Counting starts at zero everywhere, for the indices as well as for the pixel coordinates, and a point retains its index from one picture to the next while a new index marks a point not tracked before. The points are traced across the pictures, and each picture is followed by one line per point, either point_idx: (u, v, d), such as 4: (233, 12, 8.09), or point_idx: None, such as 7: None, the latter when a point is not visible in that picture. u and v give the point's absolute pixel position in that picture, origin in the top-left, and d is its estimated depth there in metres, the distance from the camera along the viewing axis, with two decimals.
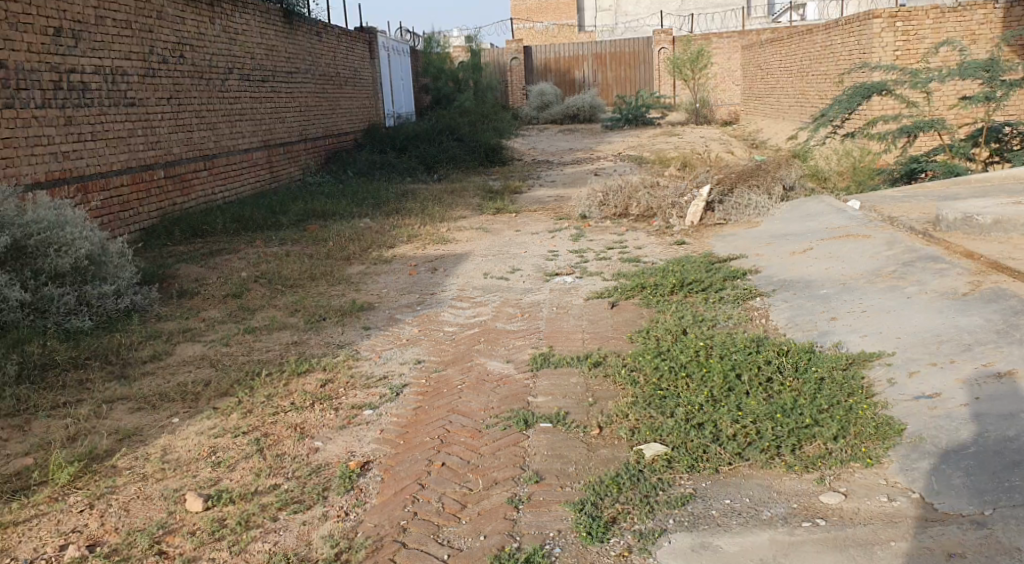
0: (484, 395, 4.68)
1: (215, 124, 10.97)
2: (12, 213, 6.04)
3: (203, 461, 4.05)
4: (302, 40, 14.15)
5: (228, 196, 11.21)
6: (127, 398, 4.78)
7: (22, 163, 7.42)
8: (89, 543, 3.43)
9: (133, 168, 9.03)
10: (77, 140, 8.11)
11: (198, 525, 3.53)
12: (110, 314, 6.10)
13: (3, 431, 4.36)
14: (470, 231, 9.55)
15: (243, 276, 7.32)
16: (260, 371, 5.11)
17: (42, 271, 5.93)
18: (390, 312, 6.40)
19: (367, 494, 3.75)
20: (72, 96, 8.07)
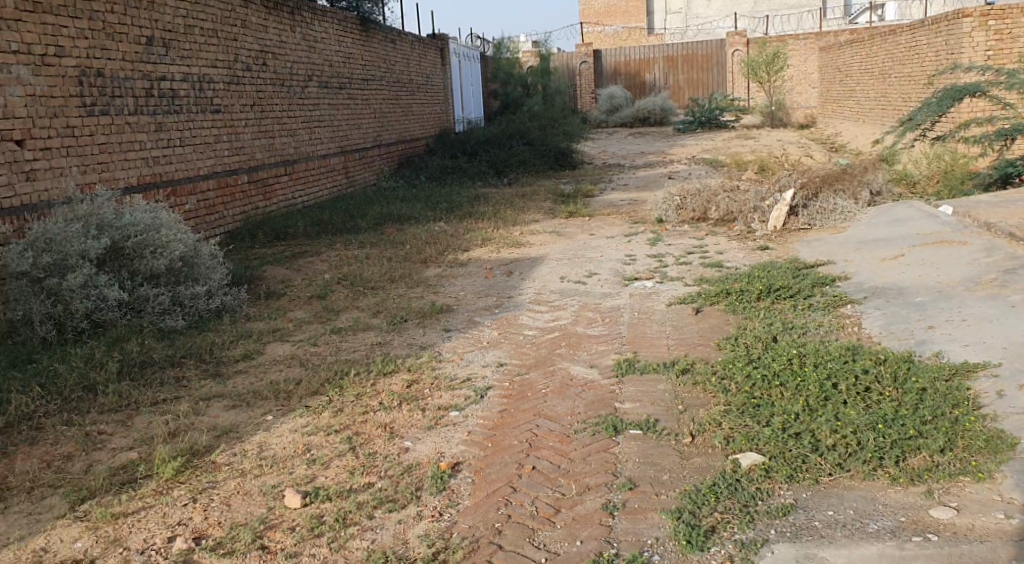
0: (570, 400, 4.68)
1: (295, 130, 11.22)
2: (111, 216, 6.26)
3: (298, 459, 4.13)
4: (377, 47, 14.36)
5: (307, 201, 11.49)
6: (222, 396, 4.90)
7: (118, 168, 7.68)
8: (195, 535, 3.53)
9: (219, 172, 9.31)
10: (166, 145, 8.37)
11: (297, 521, 3.60)
12: (202, 314, 6.27)
13: (108, 426, 4.52)
14: (545, 235, 9.56)
15: (325, 278, 7.47)
16: (348, 371, 5.20)
17: (139, 273, 6.13)
18: (469, 314, 6.44)
19: (460, 495, 3.77)
20: (163, 103, 8.34)
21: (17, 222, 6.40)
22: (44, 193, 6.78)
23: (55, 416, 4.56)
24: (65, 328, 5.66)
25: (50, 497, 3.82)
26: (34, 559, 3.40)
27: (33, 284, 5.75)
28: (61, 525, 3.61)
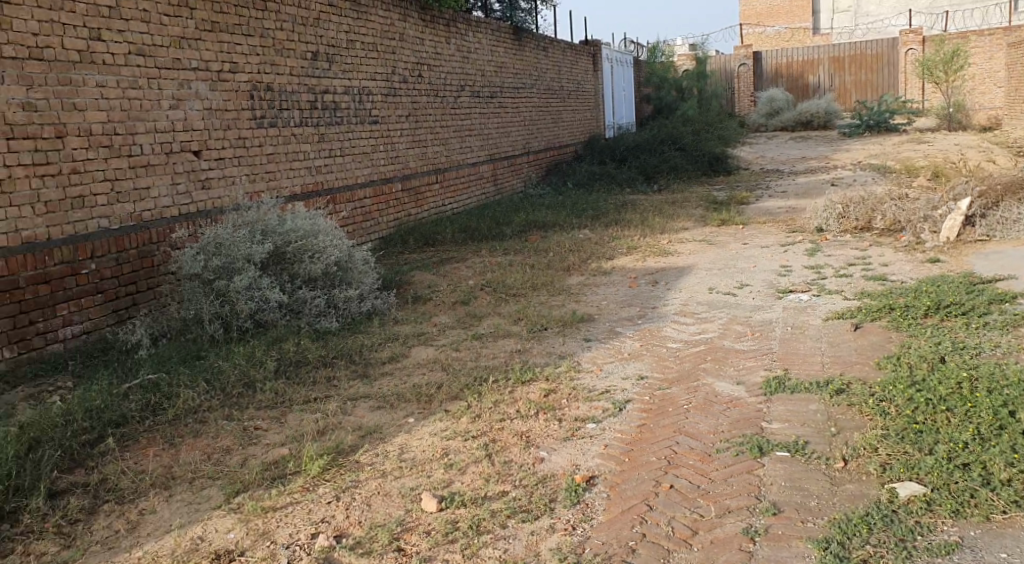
0: (713, 417, 4.49)
1: (448, 139, 11.51)
2: (274, 223, 6.59)
3: (435, 462, 4.19)
4: (529, 55, 14.50)
5: (457, 208, 11.77)
6: (369, 397, 5.06)
7: (283, 177, 8.14)
8: (336, 533, 3.65)
9: (376, 180, 9.70)
10: (328, 155, 8.80)
11: (433, 525, 3.64)
12: (354, 316, 6.52)
13: (264, 421, 4.75)
14: (694, 243, 9.29)
15: (470, 284, 7.59)
16: (487, 377, 5.24)
17: (299, 276, 6.44)
18: (611, 325, 6.34)
19: (594, 510, 3.70)
20: (325, 115, 8.76)
21: (192, 227, 6.89)
22: (217, 200, 7.26)
23: (217, 410, 4.84)
24: (231, 327, 6.03)
25: (209, 488, 4.06)
26: (192, 546, 3.60)
27: (205, 285, 6.17)
28: (217, 515, 3.82)
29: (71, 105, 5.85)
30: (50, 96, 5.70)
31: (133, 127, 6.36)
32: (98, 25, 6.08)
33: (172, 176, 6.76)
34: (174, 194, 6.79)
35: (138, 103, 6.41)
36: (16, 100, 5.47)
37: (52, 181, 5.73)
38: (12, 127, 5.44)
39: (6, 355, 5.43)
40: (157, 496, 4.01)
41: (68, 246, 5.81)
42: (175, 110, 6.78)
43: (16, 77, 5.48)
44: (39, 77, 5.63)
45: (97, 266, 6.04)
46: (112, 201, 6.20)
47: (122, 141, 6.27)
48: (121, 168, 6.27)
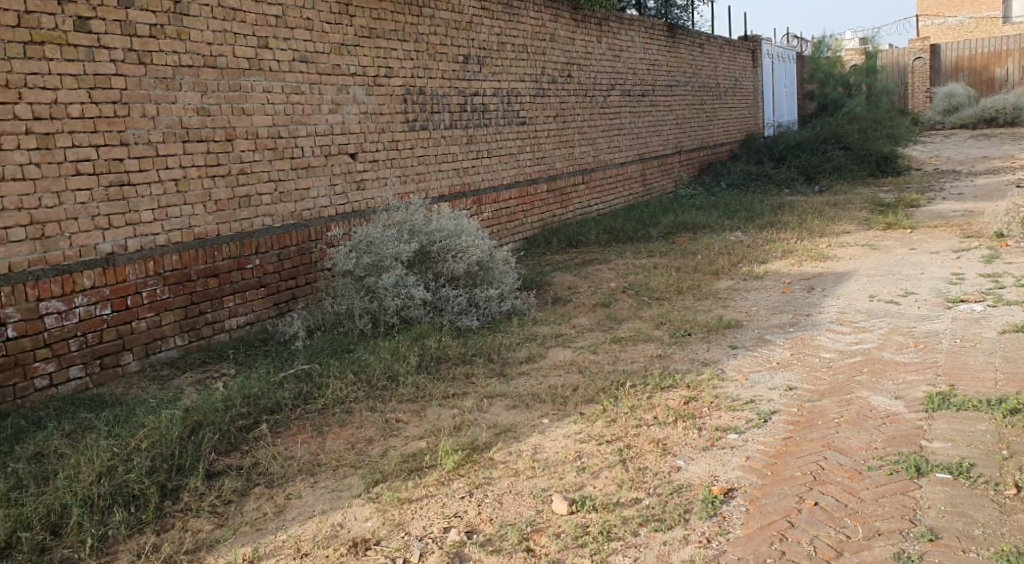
0: (867, 433, 4.20)
1: (596, 139, 11.44)
2: (421, 222, 6.76)
3: (569, 465, 4.15)
4: (684, 53, 14.17)
5: (603, 209, 11.70)
6: (505, 395, 5.08)
7: (433, 178, 8.34)
8: (468, 529, 3.66)
9: (522, 181, 9.80)
10: (475, 156, 8.96)
11: (563, 528, 3.59)
12: (495, 315, 6.60)
13: (404, 414, 4.87)
14: (856, 248, 8.76)
15: (612, 286, 7.51)
16: (626, 381, 5.14)
17: (442, 275, 6.57)
18: (759, 332, 6.07)
19: (732, 523, 3.54)
20: (474, 117, 8.92)
21: (346, 226, 7.20)
22: (371, 200, 7.55)
23: (362, 402, 4.99)
24: (378, 322, 6.24)
25: (351, 476, 4.18)
26: (332, 532, 3.68)
27: (356, 282, 6.41)
28: (356, 503, 3.92)
29: (240, 110, 6.21)
30: (221, 101, 6.07)
31: (295, 130, 6.69)
32: (266, 34, 6.43)
33: (330, 178, 7.08)
34: (331, 194, 7.11)
35: (300, 107, 6.75)
36: (191, 105, 5.84)
37: (222, 181, 6.11)
38: (188, 130, 5.81)
39: (178, 342, 5.85)
40: (303, 481, 4.17)
41: (234, 243, 6.20)
42: (334, 114, 7.08)
43: (192, 83, 5.84)
44: (212, 84, 6.00)
45: (260, 262, 6.42)
46: (275, 201, 6.55)
47: (285, 143, 6.61)
48: (284, 169, 6.62)
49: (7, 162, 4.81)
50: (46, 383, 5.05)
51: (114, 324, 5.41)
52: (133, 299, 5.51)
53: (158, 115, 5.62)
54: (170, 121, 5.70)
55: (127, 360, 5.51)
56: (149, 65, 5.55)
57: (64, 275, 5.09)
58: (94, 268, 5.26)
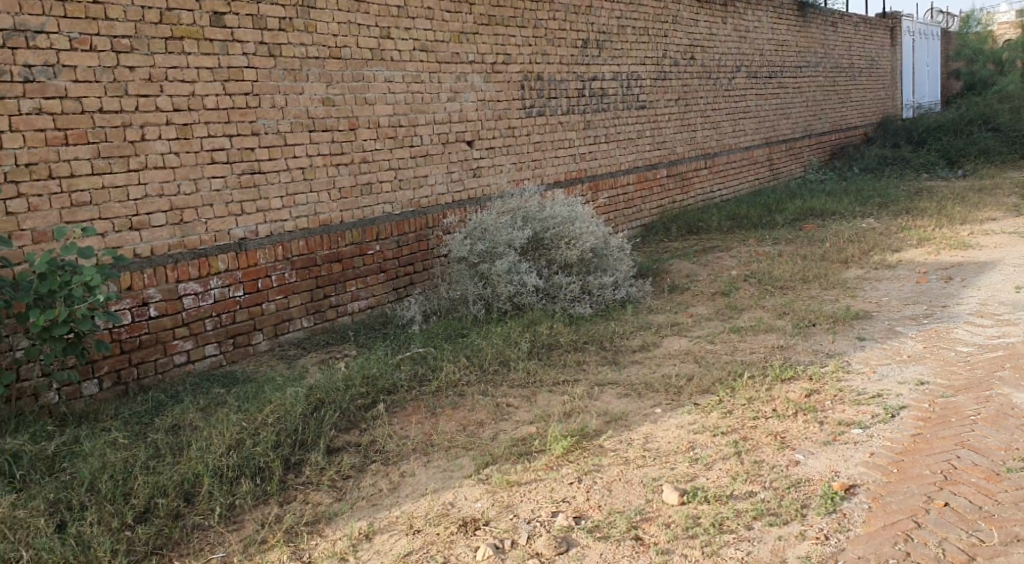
0: (1007, 433, 3.93)
1: (720, 123, 11.13)
2: (535, 209, 6.76)
3: (681, 455, 4.06)
4: (815, 32, 13.55)
5: (726, 194, 11.40)
6: (617, 383, 5.04)
7: (550, 164, 8.34)
8: (576, 514, 3.62)
9: (640, 167, 9.66)
10: (593, 142, 8.89)
11: (673, 519, 3.52)
12: (608, 303, 6.54)
13: (515, 399, 4.90)
14: (1002, 236, 8.17)
15: (733, 274, 7.30)
16: (743, 372, 4.99)
17: (555, 262, 6.56)
18: (890, 324, 5.75)
19: (852, 521, 3.38)
20: (593, 101, 8.85)
21: (462, 212, 7.31)
22: (487, 187, 7.62)
23: (474, 385, 5.06)
24: (492, 308, 6.30)
25: (461, 457, 4.23)
26: (442, 511, 3.72)
27: (471, 268, 6.49)
28: (467, 484, 3.95)
29: (362, 99, 6.39)
30: (345, 91, 6.25)
31: (414, 119, 6.83)
32: (388, 24, 6.57)
33: (447, 165, 7.19)
34: (448, 181, 7.23)
35: (420, 96, 6.88)
36: (317, 96, 6.05)
37: (345, 169, 6.31)
38: (313, 120, 6.03)
39: (304, 324, 6.11)
40: (416, 460, 4.25)
41: (356, 229, 6.41)
42: (452, 102, 7.18)
43: (318, 75, 6.05)
44: (337, 75, 6.19)
45: (380, 247, 6.61)
46: (395, 188, 6.72)
47: (405, 132, 6.76)
48: (404, 157, 6.77)
49: (150, 152, 5.08)
50: (185, 360, 5.37)
51: (245, 305, 5.69)
52: (263, 282, 5.79)
53: (286, 105, 5.85)
54: (298, 111, 5.92)
55: (256, 340, 5.80)
56: (278, 58, 5.77)
57: (201, 259, 5.39)
58: (227, 252, 5.55)
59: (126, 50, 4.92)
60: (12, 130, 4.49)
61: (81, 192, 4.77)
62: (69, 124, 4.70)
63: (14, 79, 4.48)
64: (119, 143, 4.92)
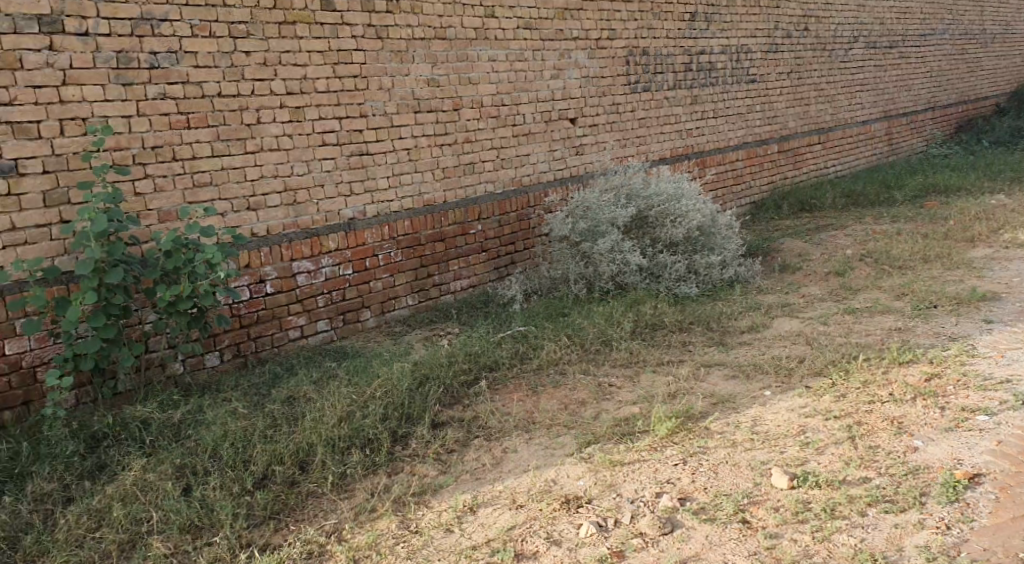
0: None
1: (835, 96, 10.67)
2: (640, 187, 6.65)
3: (791, 439, 3.94)
4: None
5: (841, 170, 10.95)
6: (724, 364, 4.93)
7: (655, 141, 8.19)
8: (681, 495, 3.57)
9: (750, 143, 9.38)
10: (700, 117, 8.69)
11: (782, 503, 3.43)
12: (715, 283, 6.40)
13: (619, 379, 4.87)
14: None
15: (848, 253, 7.01)
16: (858, 354, 4.79)
17: (660, 240, 6.46)
18: (1021, 306, 5.41)
19: (977, 511, 3.22)
20: (700, 76, 8.63)
21: (564, 191, 7.28)
22: (589, 164, 7.57)
23: (577, 364, 5.05)
24: (594, 288, 6.27)
25: (564, 436, 4.24)
26: (545, 488, 3.74)
27: (573, 247, 6.47)
28: (570, 462, 3.95)
29: (466, 79, 6.43)
30: (449, 72, 6.31)
31: (517, 98, 6.84)
32: (493, 3, 6.57)
33: (550, 143, 7.18)
34: (551, 160, 7.21)
35: (523, 74, 6.87)
36: (422, 77, 6.13)
37: (449, 150, 6.38)
38: (419, 101, 6.12)
39: (409, 302, 6.25)
40: (519, 437, 4.28)
41: (460, 209, 6.48)
42: (555, 79, 7.14)
43: (423, 56, 6.12)
44: (442, 55, 6.25)
45: (483, 227, 6.68)
46: (497, 167, 6.76)
47: (508, 111, 6.78)
48: (506, 137, 6.80)
49: (265, 135, 5.26)
50: (298, 335, 5.58)
51: (354, 284, 5.86)
52: (370, 261, 5.93)
53: (393, 87, 5.95)
54: (404, 93, 6.02)
55: (364, 318, 5.96)
56: (386, 40, 5.87)
57: (313, 238, 5.57)
58: (337, 232, 5.71)
59: (242, 36, 5.10)
60: (140, 115, 4.69)
61: (202, 173, 4.98)
62: (191, 108, 4.90)
63: (141, 65, 4.67)
64: (237, 126, 5.12)
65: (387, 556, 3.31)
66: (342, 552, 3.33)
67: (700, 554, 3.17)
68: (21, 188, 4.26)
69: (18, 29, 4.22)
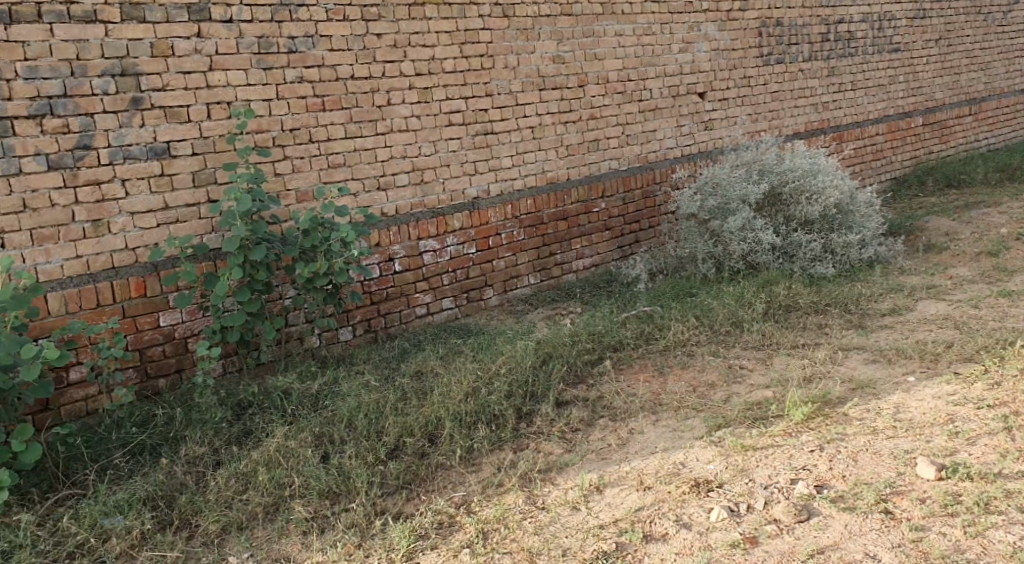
0: None
1: (988, 63, 9.93)
2: (773, 162, 6.40)
3: (938, 428, 3.73)
4: None
5: (993, 143, 10.25)
6: (863, 348, 4.71)
7: (788, 115, 7.87)
8: (818, 483, 3.44)
9: (891, 116, 8.88)
10: (838, 90, 8.28)
11: (929, 494, 3.25)
12: (854, 263, 6.10)
13: (750, 361, 4.73)
14: None
15: (1002, 232, 6.54)
16: (1014, 340, 4.47)
17: (794, 218, 6.21)
18: None
19: None
20: (838, 46, 8.21)
21: (692, 167, 7.12)
22: (719, 140, 7.35)
23: (705, 346, 4.93)
24: (723, 267, 6.10)
25: (692, 419, 4.15)
26: (674, 470, 3.68)
27: (700, 225, 6.31)
28: (699, 445, 3.87)
29: (592, 55, 6.35)
30: (575, 48, 6.25)
31: (644, 73, 6.71)
32: None
33: (677, 118, 7.01)
34: (678, 136, 7.05)
35: (650, 48, 6.73)
36: (548, 54, 6.10)
37: (573, 127, 6.34)
38: (544, 78, 6.10)
39: (532, 281, 6.27)
40: (646, 418, 4.22)
41: (583, 187, 6.44)
42: (684, 53, 6.96)
43: (549, 33, 6.09)
44: (568, 31, 6.19)
45: (606, 205, 6.62)
46: (622, 144, 6.66)
47: (634, 86, 6.66)
48: (632, 113, 6.69)
49: (395, 116, 5.38)
50: (424, 312, 5.70)
51: (478, 262, 5.93)
52: (494, 240, 5.99)
53: (518, 65, 5.96)
54: (529, 70, 6.02)
55: (488, 296, 6.03)
56: (512, 18, 5.87)
57: (439, 217, 5.66)
58: (462, 211, 5.79)
59: (374, 18, 5.21)
60: (279, 98, 4.87)
61: (336, 154, 5.14)
62: (326, 91, 5.06)
63: (280, 50, 4.85)
64: (368, 108, 5.25)
65: (515, 530, 3.34)
66: (471, 524, 3.39)
67: (838, 544, 3.05)
68: (173, 169, 4.51)
69: (170, 17, 4.43)
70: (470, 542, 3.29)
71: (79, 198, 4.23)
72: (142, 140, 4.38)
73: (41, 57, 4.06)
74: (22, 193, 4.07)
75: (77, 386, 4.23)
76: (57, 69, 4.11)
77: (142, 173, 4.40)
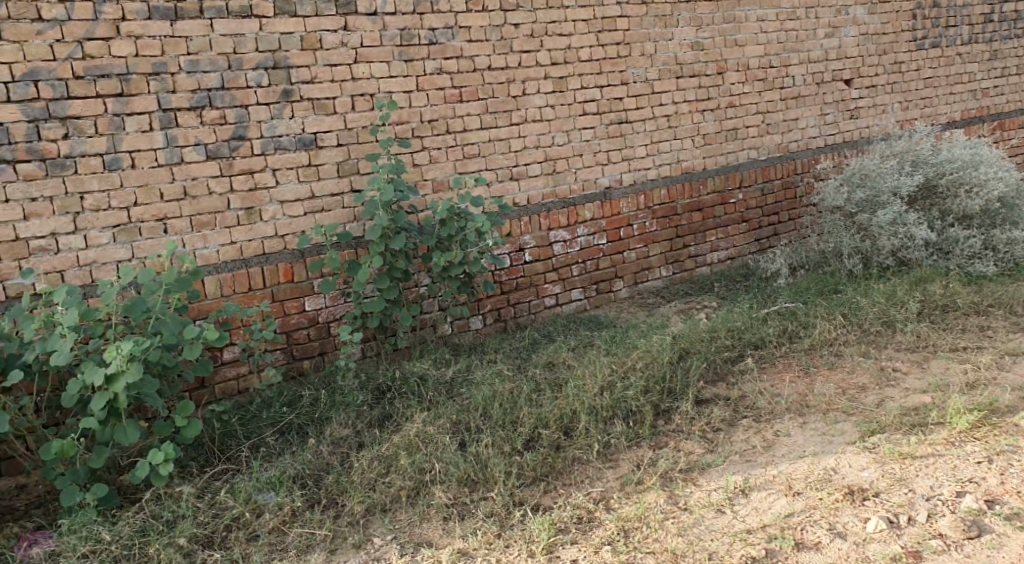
0: None
1: None
2: (928, 153, 6.02)
3: None
4: None
5: None
6: None
7: (943, 102, 7.39)
8: (988, 497, 3.21)
9: None
10: (999, 74, 7.72)
11: None
12: (1017, 261, 5.69)
13: (904, 363, 4.47)
14: None
15: None
16: None
17: (951, 213, 5.82)
18: None
19: None
20: (1002, 27, 7.63)
21: (837, 157, 6.80)
22: (865, 129, 6.99)
23: (854, 346, 4.69)
24: (871, 263, 5.81)
25: (843, 423, 3.95)
26: (825, 476, 3.51)
27: (846, 218, 6.00)
28: (851, 451, 3.68)
29: (732, 41, 6.14)
30: (714, 34, 6.06)
31: (787, 59, 6.43)
32: None
33: (822, 107, 6.71)
34: (822, 124, 6.74)
35: (794, 34, 6.45)
36: (686, 41, 5.94)
37: (711, 115, 6.15)
38: (682, 66, 5.95)
39: (664, 274, 6.15)
40: (792, 420, 4.06)
41: (719, 177, 6.26)
42: (830, 38, 6.63)
43: (688, 18, 5.92)
44: (708, 17, 6.01)
45: (744, 196, 6.41)
46: (762, 133, 6.43)
47: (777, 73, 6.40)
48: (773, 100, 6.43)
49: (530, 106, 5.36)
50: (554, 303, 5.68)
51: (609, 253, 5.85)
52: (625, 231, 5.90)
53: (656, 52, 5.83)
54: (667, 57, 5.88)
55: (618, 288, 5.94)
56: (650, 4, 5.74)
57: (571, 207, 5.62)
58: (594, 201, 5.73)
59: (512, 8, 5.21)
60: (419, 90, 4.94)
61: (472, 145, 5.18)
62: (464, 82, 5.09)
63: (421, 42, 4.91)
64: (504, 98, 5.26)
65: (658, 529, 3.27)
66: (611, 521, 3.34)
67: None
68: (319, 160, 4.65)
69: (319, 11, 4.56)
70: (611, 539, 3.24)
71: (234, 186, 4.41)
72: (291, 131, 4.54)
73: (202, 52, 4.26)
74: (183, 181, 4.28)
75: (229, 365, 4.43)
76: (216, 63, 4.29)
77: (291, 163, 4.56)
